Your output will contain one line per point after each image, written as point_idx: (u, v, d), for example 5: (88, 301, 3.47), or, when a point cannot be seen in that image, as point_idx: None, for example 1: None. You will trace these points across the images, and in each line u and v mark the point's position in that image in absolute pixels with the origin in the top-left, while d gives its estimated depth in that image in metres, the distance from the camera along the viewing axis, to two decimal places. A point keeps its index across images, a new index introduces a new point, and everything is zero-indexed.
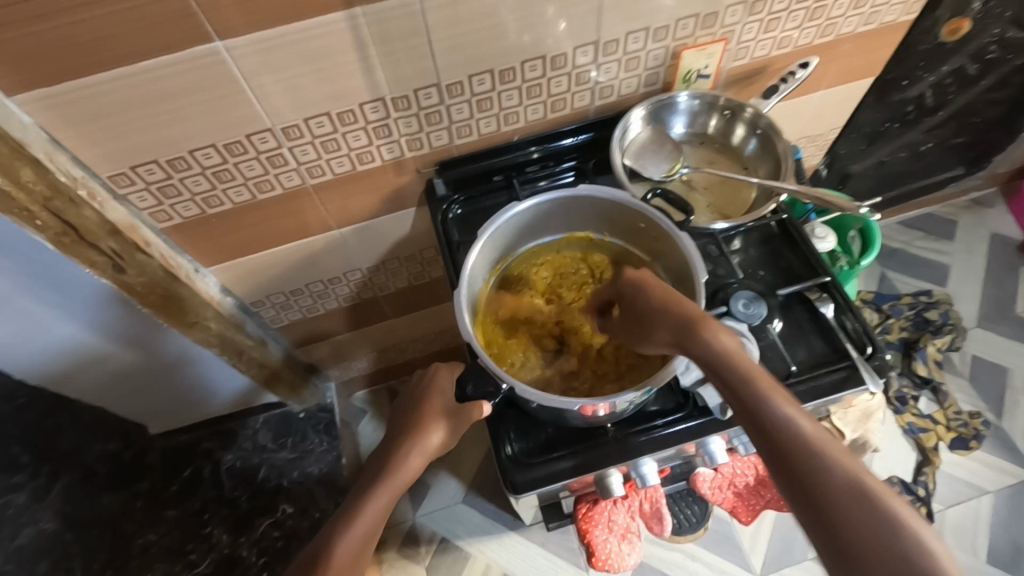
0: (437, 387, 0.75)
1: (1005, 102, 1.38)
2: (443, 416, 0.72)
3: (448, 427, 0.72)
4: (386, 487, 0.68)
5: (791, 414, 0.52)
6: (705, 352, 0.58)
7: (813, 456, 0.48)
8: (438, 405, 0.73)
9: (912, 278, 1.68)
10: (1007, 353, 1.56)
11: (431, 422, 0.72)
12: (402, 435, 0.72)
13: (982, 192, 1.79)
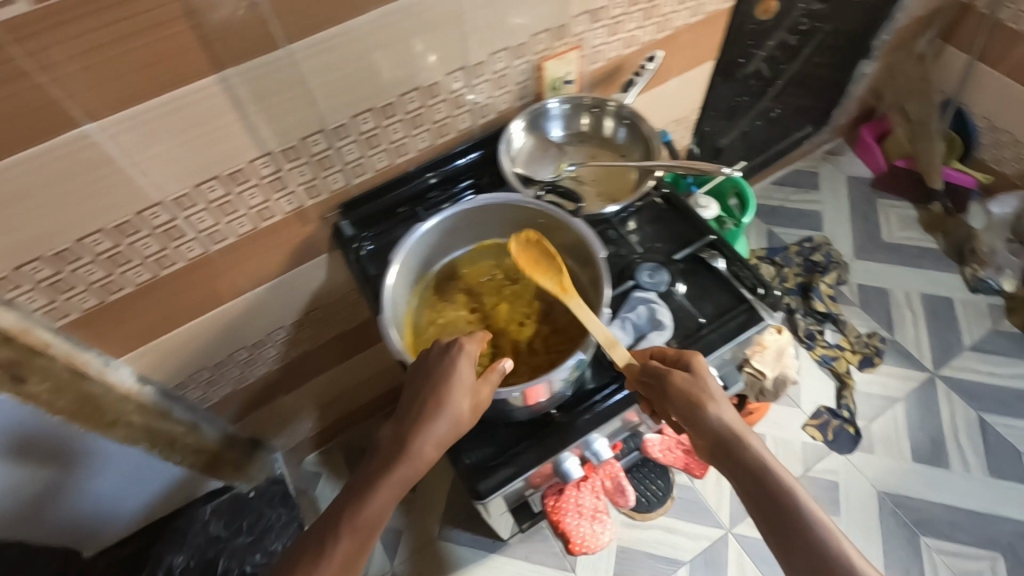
0: (458, 377, 0.67)
1: (828, 61, 1.59)
2: (455, 405, 0.67)
3: (462, 415, 0.67)
4: (385, 486, 0.67)
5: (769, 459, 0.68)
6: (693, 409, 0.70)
7: (792, 491, 0.66)
8: (450, 395, 0.67)
9: (793, 228, 1.88)
10: (885, 276, 1.77)
11: (440, 414, 0.67)
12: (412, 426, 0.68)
13: (832, 144, 2.03)
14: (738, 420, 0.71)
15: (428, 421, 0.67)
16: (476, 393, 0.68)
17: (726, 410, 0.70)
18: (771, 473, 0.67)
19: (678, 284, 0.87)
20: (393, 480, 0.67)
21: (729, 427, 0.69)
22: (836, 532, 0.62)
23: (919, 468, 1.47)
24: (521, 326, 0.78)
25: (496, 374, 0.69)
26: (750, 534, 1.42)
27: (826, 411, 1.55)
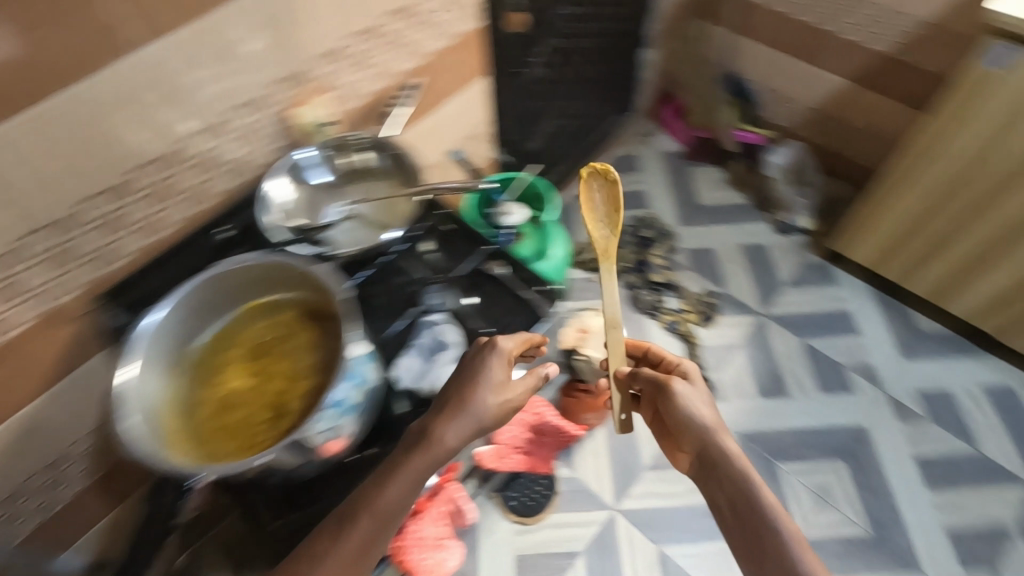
0: (490, 377, 0.86)
1: (606, 52, 1.75)
2: (488, 397, 0.85)
3: (507, 394, 0.87)
4: (399, 483, 0.78)
5: (741, 453, 0.86)
6: (682, 419, 0.90)
7: (759, 480, 0.82)
8: (484, 386, 0.86)
9: (623, 209, 2.00)
10: (708, 236, 1.93)
11: (474, 404, 0.84)
12: (464, 408, 0.84)
13: (643, 126, 2.20)
14: (721, 432, 0.88)
15: (466, 406, 0.84)
16: (507, 390, 0.87)
17: (709, 420, 0.89)
18: (740, 465, 0.84)
19: None
20: (411, 468, 0.79)
21: (707, 433, 0.88)
22: (800, 541, 0.77)
23: (766, 403, 1.61)
24: (295, 381, 0.78)
25: (528, 383, 0.90)
26: (635, 506, 1.48)
27: None
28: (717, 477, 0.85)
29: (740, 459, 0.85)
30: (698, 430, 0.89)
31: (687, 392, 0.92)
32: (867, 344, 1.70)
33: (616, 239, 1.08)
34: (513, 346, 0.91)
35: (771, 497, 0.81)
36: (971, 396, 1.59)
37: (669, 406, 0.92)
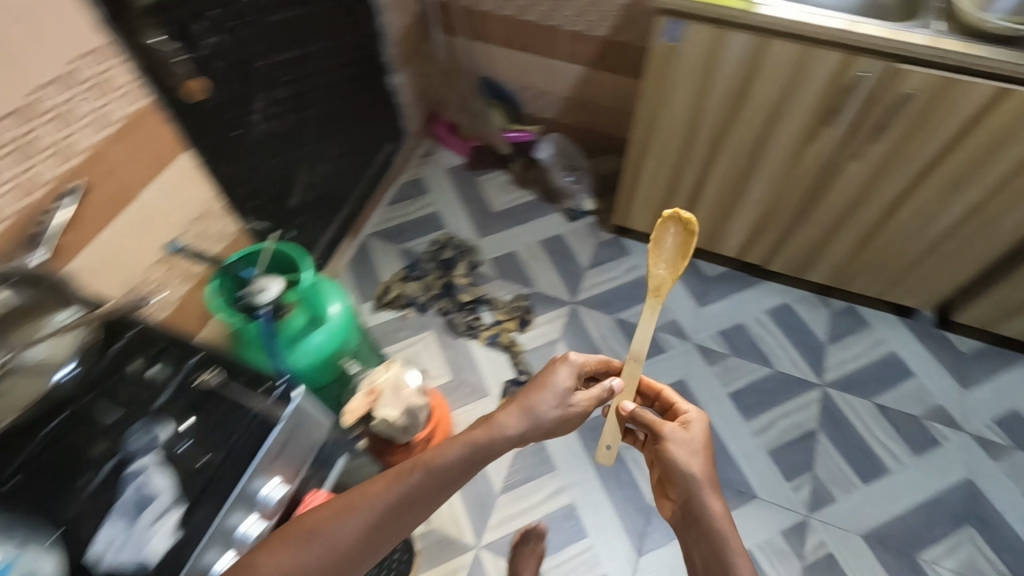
0: (558, 383, 0.96)
1: (343, 84, 1.67)
2: (543, 412, 0.93)
3: (556, 405, 0.94)
4: (452, 455, 0.83)
5: (718, 513, 0.86)
6: (673, 460, 0.91)
7: (726, 538, 0.83)
8: (552, 390, 0.95)
9: (420, 236, 1.96)
10: (507, 240, 1.95)
11: (548, 391, 0.95)
12: (528, 408, 0.92)
13: (422, 147, 2.18)
14: (708, 480, 0.89)
15: (527, 406, 0.92)
16: (568, 402, 0.95)
17: (696, 465, 0.90)
18: (711, 523, 0.85)
19: (182, 424, 0.76)
20: (477, 444, 0.85)
21: (693, 476, 0.89)
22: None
23: None
24: None
25: (594, 392, 0.97)
26: (496, 536, 1.44)
27: (510, 384, 1.65)
28: (696, 518, 0.87)
29: (717, 526, 0.85)
30: (684, 473, 0.90)
31: (681, 440, 0.92)
32: (667, 302, 1.82)
33: (670, 282, 1.00)
34: (585, 366, 1.01)
35: (733, 559, 0.81)
36: (759, 322, 1.77)
37: (657, 443, 0.94)
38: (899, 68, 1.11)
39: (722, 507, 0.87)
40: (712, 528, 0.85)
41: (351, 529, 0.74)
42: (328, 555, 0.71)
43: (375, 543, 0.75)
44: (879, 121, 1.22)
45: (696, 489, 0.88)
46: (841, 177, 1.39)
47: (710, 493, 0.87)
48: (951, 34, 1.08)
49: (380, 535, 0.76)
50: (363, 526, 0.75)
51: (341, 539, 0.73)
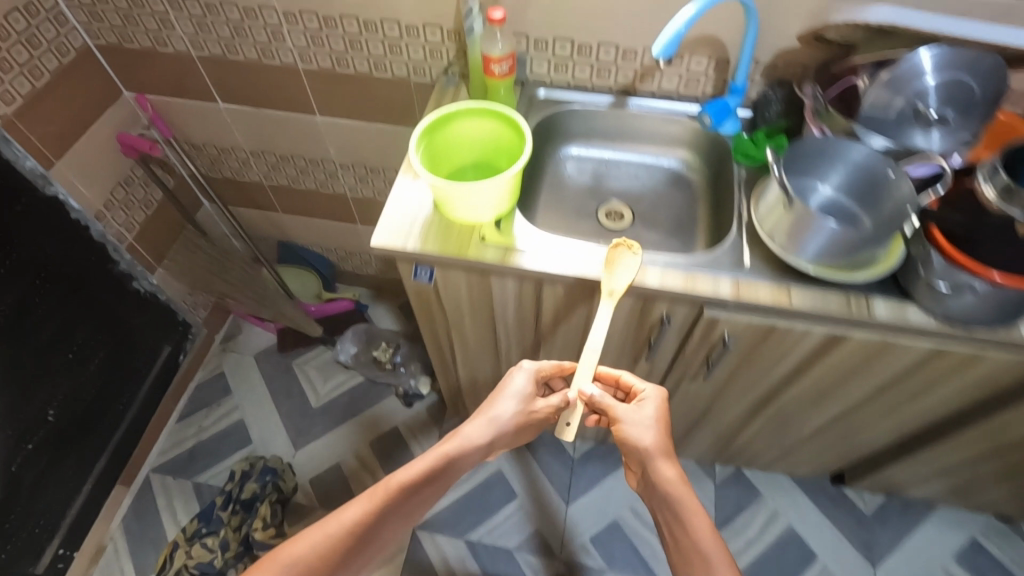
0: (512, 390, 0.86)
1: (40, 323, 1.19)
2: (505, 418, 0.84)
3: (514, 421, 0.84)
4: (416, 467, 0.78)
5: (676, 486, 0.76)
6: (626, 437, 0.80)
7: (688, 514, 0.75)
8: (505, 405, 0.85)
9: (218, 462, 1.58)
10: (329, 448, 1.59)
11: (496, 420, 0.84)
12: (490, 416, 0.84)
13: (224, 329, 1.80)
14: (670, 456, 0.79)
15: (489, 414, 0.84)
16: (525, 406, 0.85)
17: (649, 438, 0.80)
18: (669, 496, 0.76)
19: None
20: (440, 448, 0.80)
21: (647, 450, 0.79)
22: (721, 554, 0.71)
23: None
24: None
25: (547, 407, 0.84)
26: None
27: None
28: (656, 493, 0.78)
29: (684, 493, 0.76)
30: (640, 449, 0.79)
31: (638, 410, 0.82)
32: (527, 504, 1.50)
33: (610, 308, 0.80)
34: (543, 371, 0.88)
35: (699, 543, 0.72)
36: (637, 514, 1.47)
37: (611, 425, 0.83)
38: (708, 316, 0.83)
39: (685, 487, 0.77)
40: (673, 503, 0.76)
41: (362, 515, 0.74)
42: (372, 509, 0.74)
43: (410, 506, 0.77)
44: (705, 357, 0.94)
45: (649, 461, 0.79)
46: (683, 394, 1.10)
47: (670, 481, 0.77)
48: (765, 270, 0.81)
49: (422, 490, 0.78)
50: (410, 479, 0.77)
51: (383, 504, 0.75)
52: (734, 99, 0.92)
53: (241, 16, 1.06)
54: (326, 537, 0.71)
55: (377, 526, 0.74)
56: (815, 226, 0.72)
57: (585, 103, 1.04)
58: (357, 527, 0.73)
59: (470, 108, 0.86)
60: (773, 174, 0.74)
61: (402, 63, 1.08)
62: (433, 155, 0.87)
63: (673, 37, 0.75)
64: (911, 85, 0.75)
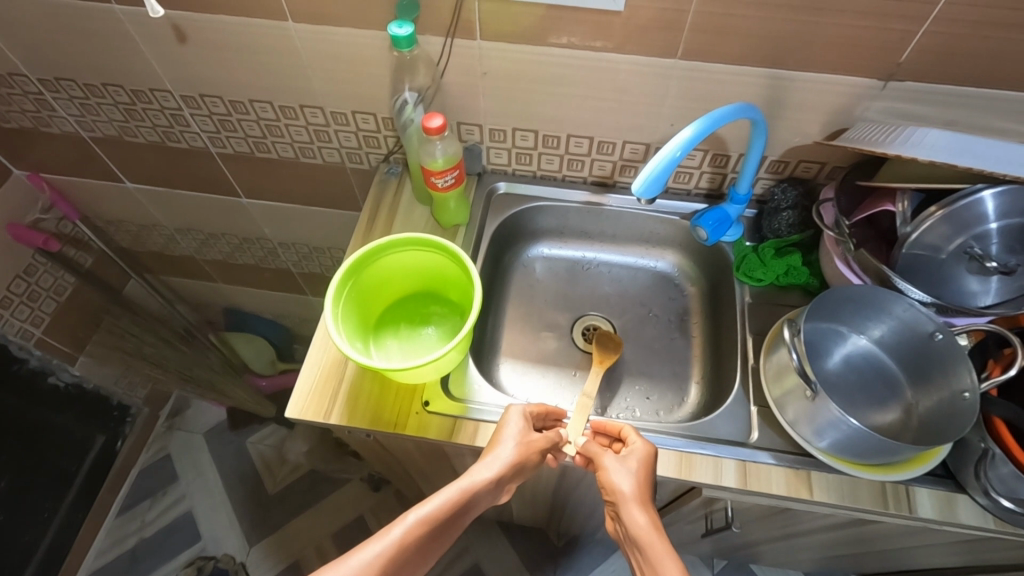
0: (510, 424, 0.63)
1: None
2: (509, 451, 0.60)
3: (522, 458, 0.60)
4: (432, 505, 0.53)
5: (648, 536, 0.52)
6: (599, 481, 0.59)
7: (657, 565, 0.49)
8: (507, 437, 0.62)
9: (162, 564, 1.41)
10: (287, 542, 1.42)
11: (500, 458, 0.59)
12: (496, 454, 0.60)
13: (170, 404, 1.60)
14: (649, 506, 0.56)
15: (496, 453, 0.60)
16: (527, 438, 0.62)
17: (622, 476, 0.57)
18: (639, 548, 0.52)
19: None
20: (455, 488, 0.55)
21: (618, 489, 0.56)
22: None
23: None
24: None
25: (541, 439, 0.63)
26: None
27: None
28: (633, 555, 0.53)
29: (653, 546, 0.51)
30: (612, 491, 0.57)
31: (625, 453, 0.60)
32: None
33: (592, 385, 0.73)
34: (531, 409, 0.65)
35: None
36: None
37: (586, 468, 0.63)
38: (707, 495, 0.67)
39: (664, 539, 0.52)
40: (644, 561, 0.51)
41: (377, 554, 0.48)
42: (371, 561, 0.48)
43: (415, 560, 0.51)
44: (706, 513, 0.78)
45: (619, 508, 0.56)
46: (681, 528, 0.93)
47: (636, 534, 0.53)
48: (781, 450, 0.64)
49: (428, 544, 0.52)
50: (413, 520, 0.51)
51: (387, 555, 0.49)
52: (736, 208, 0.75)
53: (131, 98, 0.87)
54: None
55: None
56: (845, 430, 0.57)
57: (554, 198, 0.86)
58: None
59: (404, 239, 0.68)
60: (792, 358, 0.59)
61: (334, 149, 0.89)
62: (362, 296, 0.69)
63: (659, 172, 0.58)
64: (971, 225, 0.57)
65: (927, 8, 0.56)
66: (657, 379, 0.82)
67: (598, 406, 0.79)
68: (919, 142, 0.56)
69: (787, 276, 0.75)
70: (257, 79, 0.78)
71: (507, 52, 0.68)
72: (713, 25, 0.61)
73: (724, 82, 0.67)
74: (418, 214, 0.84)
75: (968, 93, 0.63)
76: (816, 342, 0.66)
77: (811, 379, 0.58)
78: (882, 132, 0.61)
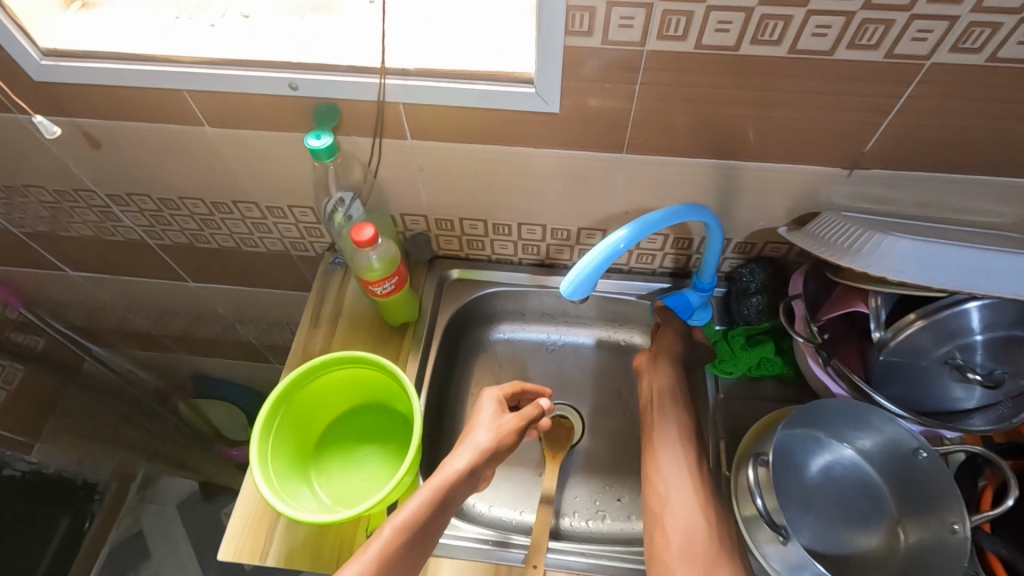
0: (483, 409, 0.62)
1: None
2: (481, 437, 0.59)
3: (498, 442, 0.59)
4: (408, 511, 0.53)
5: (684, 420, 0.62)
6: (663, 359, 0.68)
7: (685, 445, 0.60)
8: (479, 423, 0.61)
9: None
10: None
11: (471, 449, 0.58)
12: (472, 445, 0.59)
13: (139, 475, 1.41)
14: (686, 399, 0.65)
15: (467, 444, 0.59)
16: (499, 421, 0.61)
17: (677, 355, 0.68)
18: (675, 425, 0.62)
19: None
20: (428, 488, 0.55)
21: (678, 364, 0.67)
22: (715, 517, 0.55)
23: None
24: None
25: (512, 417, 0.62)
26: None
27: None
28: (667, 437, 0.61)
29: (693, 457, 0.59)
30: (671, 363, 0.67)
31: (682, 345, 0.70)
32: None
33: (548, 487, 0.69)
34: (503, 392, 0.64)
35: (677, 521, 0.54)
36: None
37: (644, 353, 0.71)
38: None
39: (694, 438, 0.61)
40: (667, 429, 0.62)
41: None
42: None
43: (409, 565, 0.52)
44: None
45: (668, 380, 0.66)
46: None
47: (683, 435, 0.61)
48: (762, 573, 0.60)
49: (413, 551, 0.53)
50: (388, 535, 0.52)
51: (370, 572, 0.50)
52: (699, 296, 0.70)
53: (56, 197, 0.81)
54: None
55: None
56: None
57: (510, 283, 0.81)
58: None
59: (338, 356, 0.63)
60: (756, 501, 0.53)
61: (276, 239, 0.84)
62: (290, 422, 0.64)
63: (590, 272, 0.53)
64: (957, 335, 0.52)
65: (890, 101, 0.51)
66: (630, 477, 0.75)
67: (568, 509, 0.73)
68: (886, 256, 0.52)
69: (759, 367, 0.69)
70: (181, 179, 0.73)
71: (442, 150, 0.63)
72: (659, 122, 0.56)
73: (679, 172, 0.61)
74: (365, 310, 0.78)
75: (947, 179, 0.57)
76: (791, 450, 0.60)
77: (780, 525, 0.52)
78: (846, 236, 0.56)
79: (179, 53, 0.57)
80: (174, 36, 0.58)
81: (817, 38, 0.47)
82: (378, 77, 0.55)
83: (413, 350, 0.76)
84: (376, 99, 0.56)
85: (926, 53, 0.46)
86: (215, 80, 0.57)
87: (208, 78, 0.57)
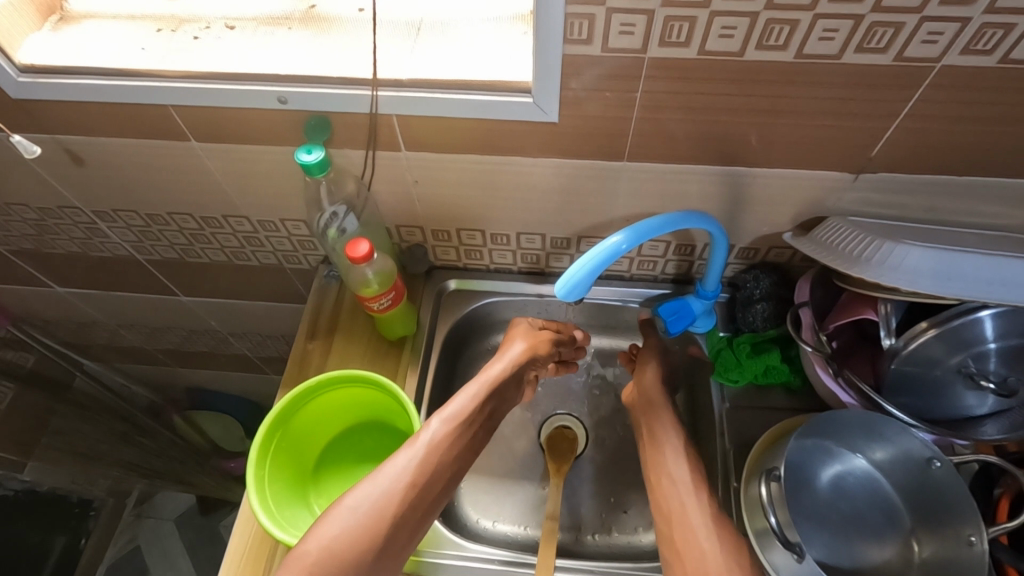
0: (517, 326, 0.68)
1: None
2: (517, 346, 0.65)
3: (531, 349, 0.65)
4: (458, 403, 0.58)
5: (678, 454, 0.60)
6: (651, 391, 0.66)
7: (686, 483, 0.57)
8: (514, 335, 0.67)
9: None
10: None
11: (509, 352, 0.64)
12: (513, 351, 0.64)
13: (132, 495, 1.43)
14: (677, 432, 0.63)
15: (507, 351, 0.65)
16: (530, 334, 0.67)
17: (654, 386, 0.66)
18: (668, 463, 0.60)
19: None
20: (473, 383, 0.60)
21: (659, 395, 0.66)
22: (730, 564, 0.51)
23: None
24: None
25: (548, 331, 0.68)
26: None
27: None
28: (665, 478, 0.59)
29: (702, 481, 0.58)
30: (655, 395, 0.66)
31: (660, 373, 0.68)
32: None
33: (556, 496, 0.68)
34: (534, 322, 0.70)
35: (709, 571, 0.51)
36: None
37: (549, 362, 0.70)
38: None
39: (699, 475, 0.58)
40: (658, 467, 0.61)
41: (411, 458, 0.55)
42: (413, 462, 0.54)
43: (459, 450, 0.57)
44: None
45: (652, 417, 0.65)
46: None
47: (684, 458, 0.59)
48: None
49: (464, 439, 0.58)
50: (443, 421, 0.57)
51: (426, 453, 0.55)
52: (703, 304, 0.68)
53: (40, 215, 0.79)
54: (359, 515, 0.51)
55: (425, 485, 0.54)
56: None
57: (508, 293, 0.80)
58: (396, 490, 0.53)
59: (334, 375, 0.61)
60: (769, 519, 0.51)
61: (268, 252, 0.82)
62: (285, 444, 0.62)
63: (583, 274, 0.51)
64: (969, 344, 0.51)
65: (899, 105, 0.50)
66: (636, 488, 0.74)
67: (573, 522, 0.72)
68: (898, 266, 0.50)
69: (766, 375, 0.68)
70: (169, 195, 0.71)
71: (437, 161, 0.61)
72: (661, 130, 0.54)
73: (681, 180, 0.60)
74: (362, 324, 0.76)
75: (957, 182, 0.56)
76: (803, 462, 0.59)
77: (794, 542, 0.51)
78: (855, 243, 0.54)
79: (161, 68, 0.55)
80: (156, 51, 0.56)
81: (825, 42, 0.45)
82: (370, 89, 0.53)
83: (411, 366, 0.74)
84: (368, 111, 0.55)
85: (937, 55, 0.45)
86: (201, 95, 0.55)
87: (193, 93, 0.55)
